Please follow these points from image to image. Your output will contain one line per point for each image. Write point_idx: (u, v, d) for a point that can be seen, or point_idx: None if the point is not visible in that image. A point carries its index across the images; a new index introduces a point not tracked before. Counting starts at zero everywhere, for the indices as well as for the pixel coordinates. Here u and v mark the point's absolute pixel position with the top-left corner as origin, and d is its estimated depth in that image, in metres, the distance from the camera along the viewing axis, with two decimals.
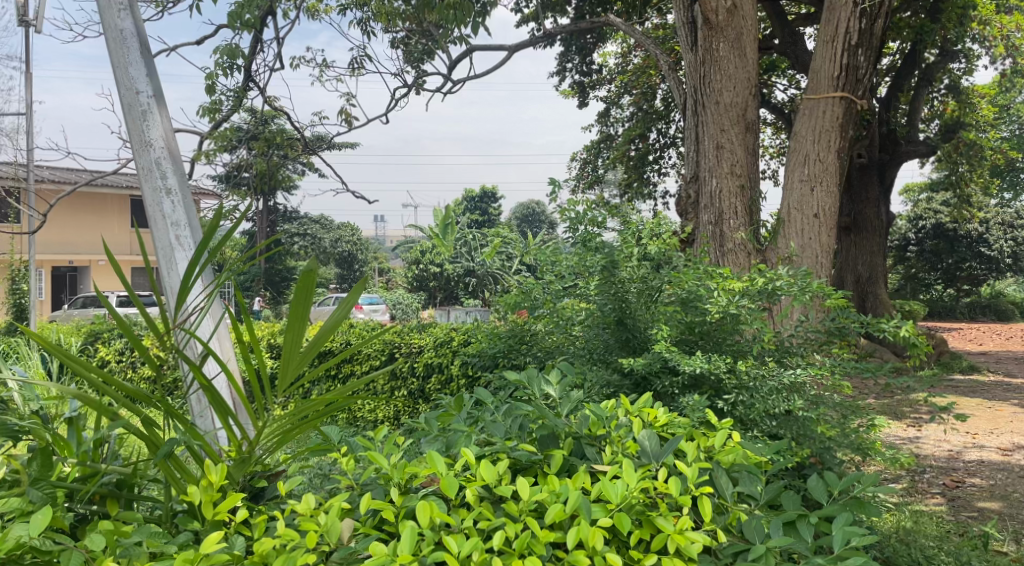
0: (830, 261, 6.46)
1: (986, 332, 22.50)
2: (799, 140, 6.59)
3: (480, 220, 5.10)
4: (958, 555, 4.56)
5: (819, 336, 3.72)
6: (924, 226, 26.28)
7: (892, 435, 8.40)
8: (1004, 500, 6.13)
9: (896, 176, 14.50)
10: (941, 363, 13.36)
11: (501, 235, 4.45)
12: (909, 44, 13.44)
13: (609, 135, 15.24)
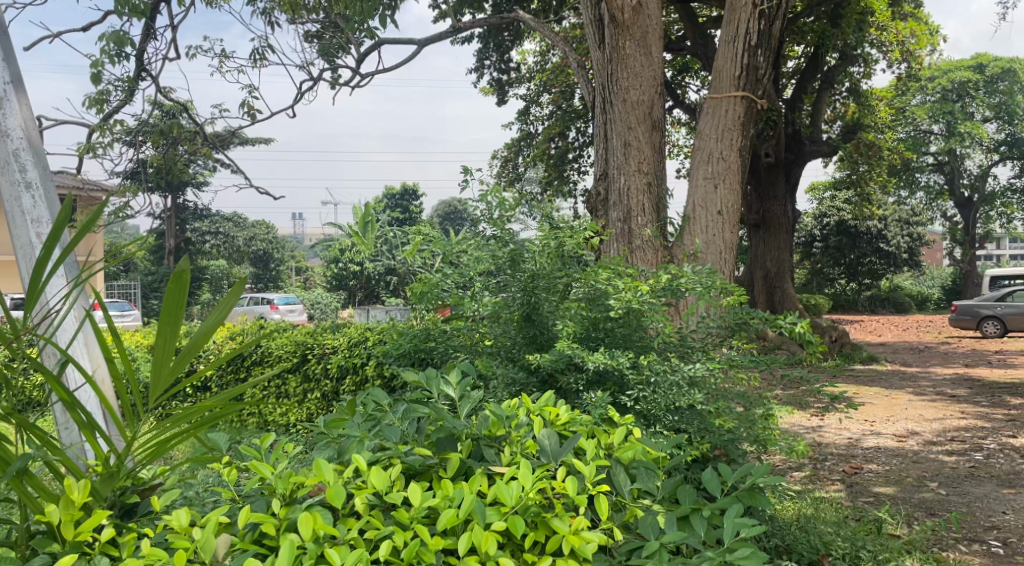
0: (733, 258, 6.62)
1: (885, 324, 23.55)
2: (703, 139, 6.72)
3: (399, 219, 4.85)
4: (854, 540, 4.74)
5: (721, 330, 3.82)
6: (829, 223, 27.42)
7: (797, 425, 8.71)
8: (898, 484, 6.42)
9: (802, 174, 14.84)
10: (843, 354, 13.92)
11: (418, 233, 4.36)
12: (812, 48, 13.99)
13: (529, 134, 15.39)
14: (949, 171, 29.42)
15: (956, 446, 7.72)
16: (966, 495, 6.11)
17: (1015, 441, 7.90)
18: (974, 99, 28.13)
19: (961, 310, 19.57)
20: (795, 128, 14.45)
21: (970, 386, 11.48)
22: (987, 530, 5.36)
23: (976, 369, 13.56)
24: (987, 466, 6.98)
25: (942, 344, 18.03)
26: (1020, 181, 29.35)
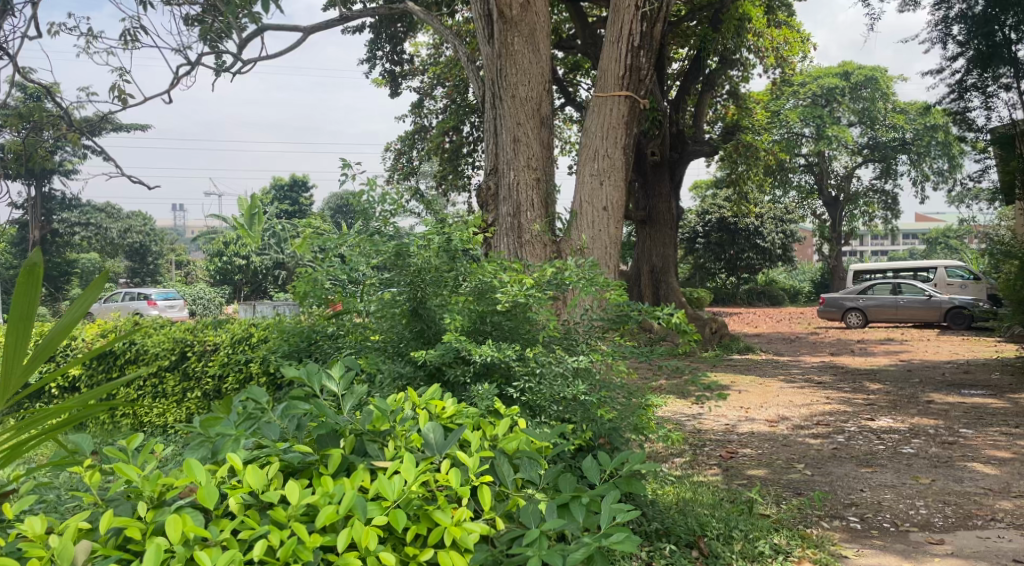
0: (618, 252, 6.79)
1: (761, 316, 24.72)
2: (588, 136, 6.84)
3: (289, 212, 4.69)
4: (728, 521, 4.97)
5: (603, 322, 3.94)
6: (710, 221, 28.82)
7: (678, 413, 9.04)
8: (769, 466, 6.76)
9: (686, 173, 15.29)
10: (722, 345, 14.52)
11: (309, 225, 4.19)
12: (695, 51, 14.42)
13: (423, 127, 15.36)
14: (819, 171, 31.17)
15: (821, 429, 8.20)
16: (829, 475, 6.49)
17: (873, 424, 8.46)
18: (840, 104, 29.87)
19: (828, 302, 20.78)
20: (678, 128, 14.90)
21: (835, 373, 12.22)
22: (846, 507, 5.72)
23: (840, 357, 14.43)
24: (849, 447, 7.45)
25: (811, 334, 19.11)
26: (881, 182, 31.38)
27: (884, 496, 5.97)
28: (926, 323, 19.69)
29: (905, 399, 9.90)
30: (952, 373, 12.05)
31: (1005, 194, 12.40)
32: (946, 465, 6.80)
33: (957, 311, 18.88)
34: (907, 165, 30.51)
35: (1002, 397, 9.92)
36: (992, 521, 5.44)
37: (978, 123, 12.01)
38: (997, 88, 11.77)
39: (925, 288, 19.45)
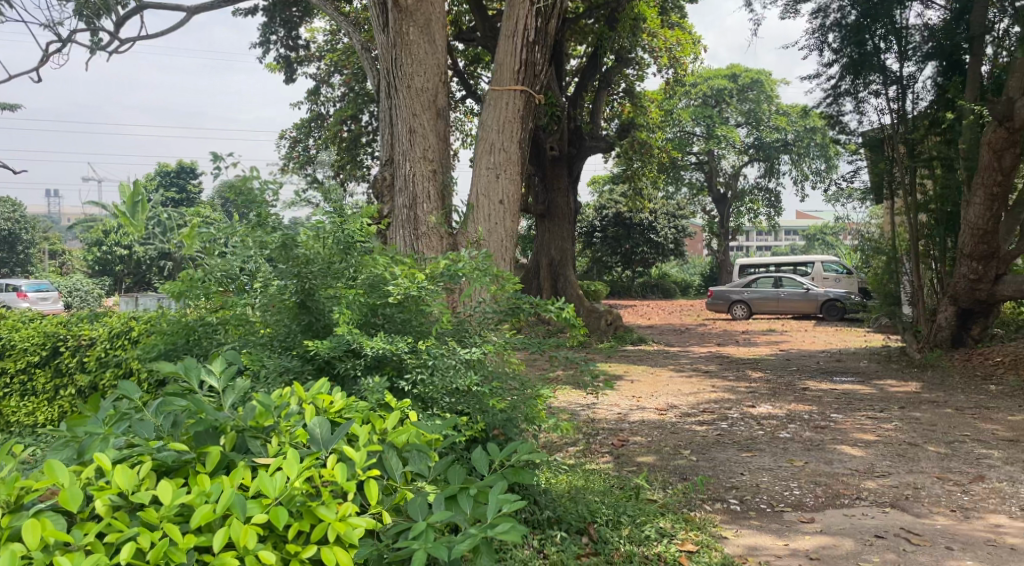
0: (514, 245, 6.83)
1: (654, 309, 25.44)
2: (485, 129, 6.84)
3: (176, 200, 4.46)
4: (617, 507, 5.10)
5: (495, 315, 3.98)
6: (607, 215, 29.40)
7: (572, 403, 9.20)
8: (657, 453, 6.97)
9: (583, 168, 15.48)
10: (616, 336, 14.86)
11: (198, 214, 3.92)
12: (592, 48, 14.75)
13: (320, 115, 15.07)
14: (708, 170, 32.32)
15: (706, 417, 8.51)
16: (713, 460, 6.75)
17: (754, 411, 8.86)
18: (728, 105, 31.02)
19: (716, 295, 21.60)
20: (575, 123, 15.10)
21: (721, 362, 12.71)
22: (728, 490, 5.96)
23: (725, 347, 15.02)
24: (731, 433, 7.78)
25: (699, 325, 19.80)
26: (765, 180, 32.81)
27: (762, 479, 6.25)
28: (804, 315, 20.74)
29: (783, 387, 10.40)
30: (826, 362, 12.73)
31: (874, 194, 13.18)
32: (819, 449, 7.19)
33: (832, 304, 19.97)
34: (788, 165, 32.03)
35: (870, 384, 10.56)
36: (858, 499, 5.79)
37: (850, 126, 12.70)
38: (867, 94, 12.44)
39: (803, 282, 20.48)
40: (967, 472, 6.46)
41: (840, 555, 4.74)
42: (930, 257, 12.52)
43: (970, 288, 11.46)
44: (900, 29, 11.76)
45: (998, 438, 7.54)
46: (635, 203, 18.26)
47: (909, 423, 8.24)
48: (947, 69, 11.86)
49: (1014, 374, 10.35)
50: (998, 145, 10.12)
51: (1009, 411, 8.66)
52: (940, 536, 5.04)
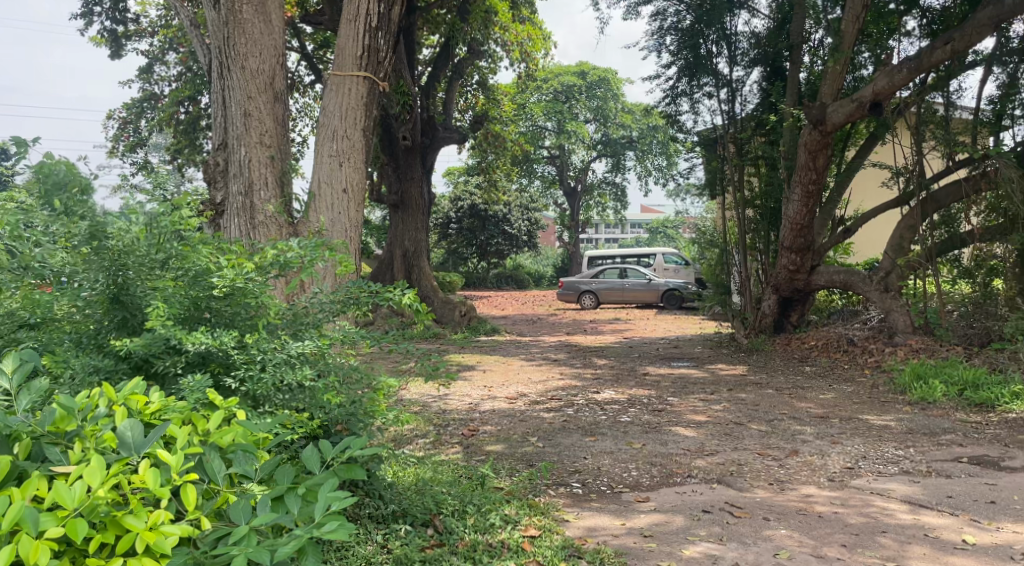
0: (359, 235, 6.69)
1: (508, 299, 25.81)
2: (326, 115, 6.64)
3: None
4: (463, 497, 5.12)
5: (333, 305, 3.87)
6: (462, 206, 29.48)
7: (423, 394, 9.17)
8: (505, 442, 7.05)
9: (436, 159, 15.45)
10: (471, 327, 14.94)
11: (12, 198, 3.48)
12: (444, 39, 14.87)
13: (153, 95, 14.20)
14: (559, 164, 33.08)
15: (554, 404, 8.70)
16: (558, 446, 6.91)
17: (598, 396, 9.16)
18: (577, 101, 31.84)
19: (565, 286, 22.16)
20: (428, 114, 15.03)
21: (569, 351, 13.08)
22: (570, 474, 6.13)
23: (574, 336, 15.45)
24: (576, 419, 8.01)
25: (550, 315, 20.27)
26: (612, 175, 33.98)
27: (603, 462, 6.47)
28: (647, 304, 21.66)
29: (626, 373, 10.82)
30: (664, 348, 13.36)
31: (709, 190, 13.98)
32: (655, 431, 7.52)
33: (671, 293, 20.96)
34: (633, 161, 33.27)
35: (703, 368, 11.18)
36: (689, 477, 6.11)
37: (687, 125, 13.38)
38: (701, 95, 13.14)
39: (646, 272, 21.39)
40: (783, 448, 6.97)
41: (671, 531, 4.98)
42: (756, 250, 13.37)
43: (789, 278, 12.33)
44: (729, 35, 12.55)
45: (812, 415, 8.19)
46: (487, 195, 18.40)
47: (737, 403, 8.79)
48: (771, 74, 12.81)
49: (827, 356, 11.26)
50: (814, 146, 10.85)
51: (821, 390, 9.43)
52: (759, 509, 5.40)
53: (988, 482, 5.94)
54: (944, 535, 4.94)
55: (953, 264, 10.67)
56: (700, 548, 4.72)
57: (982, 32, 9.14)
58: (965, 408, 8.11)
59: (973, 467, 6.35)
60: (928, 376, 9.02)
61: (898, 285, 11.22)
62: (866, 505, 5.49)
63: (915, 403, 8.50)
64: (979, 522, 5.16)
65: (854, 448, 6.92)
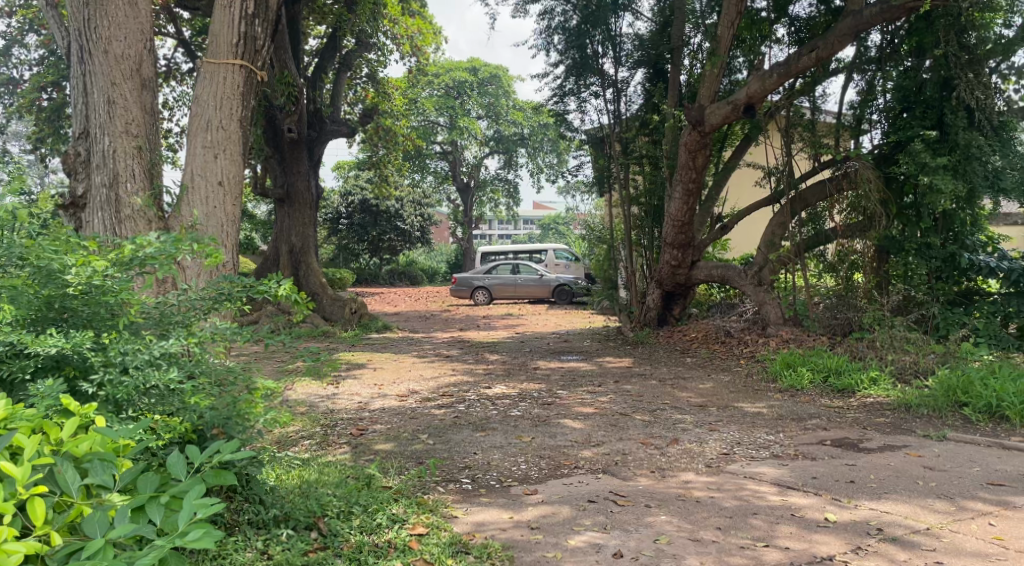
0: (236, 230, 6.45)
1: (400, 296, 25.56)
2: (200, 105, 6.37)
3: None
4: (349, 498, 5.03)
5: (203, 302, 3.72)
6: (353, 201, 28.93)
7: (311, 394, 8.97)
8: (395, 440, 6.98)
9: (323, 153, 15.17)
10: (362, 325, 14.69)
11: None
12: (331, 28, 14.73)
13: (12, 80, 13.28)
14: (452, 159, 32.97)
15: (445, 400, 8.69)
16: (448, 442, 6.90)
17: (489, 392, 9.21)
18: (470, 98, 31.75)
19: (459, 282, 22.14)
20: (315, 106, 14.75)
21: (461, 346, 13.08)
22: (460, 470, 6.13)
23: (466, 332, 15.47)
24: (468, 415, 8.02)
25: (444, 311, 20.19)
26: (505, 171, 34.10)
27: (493, 456, 6.50)
28: (538, 300, 21.92)
29: (517, 367, 10.93)
30: (554, 342, 13.56)
31: (597, 187, 14.33)
32: (545, 424, 7.62)
33: (562, 289, 21.28)
34: (525, 158, 33.51)
35: (592, 361, 11.42)
36: (576, 468, 6.22)
37: (574, 124, 13.63)
38: (588, 94, 13.38)
39: (538, 268, 21.63)
40: (665, 436, 7.20)
41: (556, 522, 5.07)
42: (641, 245, 13.77)
43: (671, 272, 12.75)
44: (614, 36, 12.84)
45: (692, 404, 8.51)
46: (378, 189, 18.14)
47: (622, 395, 9.02)
48: (654, 76, 13.19)
49: (706, 347, 11.72)
50: (694, 147, 11.25)
51: (701, 380, 9.81)
52: (641, 496, 5.57)
53: (848, 463, 6.34)
54: (808, 513, 5.23)
55: (819, 259, 11.34)
56: (585, 538, 4.82)
57: (844, 42, 9.62)
58: (830, 394, 8.62)
59: (835, 449, 6.75)
60: (797, 364, 9.53)
61: (770, 278, 11.68)
62: (740, 488, 5.75)
63: (785, 390, 8.97)
64: (839, 500, 5.49)
65: (730, 435, 7.24)
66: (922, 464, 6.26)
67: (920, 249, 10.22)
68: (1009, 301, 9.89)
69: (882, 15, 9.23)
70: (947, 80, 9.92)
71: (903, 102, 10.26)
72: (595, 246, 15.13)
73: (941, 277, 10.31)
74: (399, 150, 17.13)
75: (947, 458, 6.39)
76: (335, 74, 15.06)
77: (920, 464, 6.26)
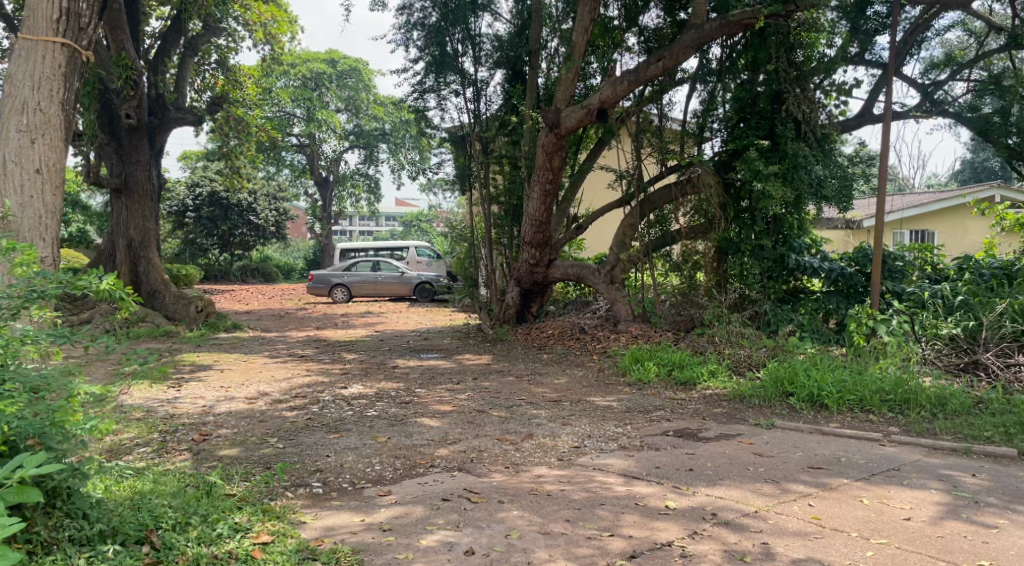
0: (56, 223, 6.00)
1: (253, 293, 24.69)
2: (14, 85, 5.89)
3: None
4: (187, 507, 4.80)
5: (10, 303, 3.55)
6: (200, 193, 27.41)
7: (150, 399, 8.49)
8: (241, 445, 6.71)
9: (165, 142, 14.37)
10: (209, 323, 13.94)
11: None
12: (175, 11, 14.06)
13: None
14: (310, 152, 32.06)
15: (297, 402, 8.44)
16: (298, 445, 6.72)
17: (344, 392, 9.03)
18: (327, 90, 31.04)
19: (317, 278, 21.64)
20: (157, 91, 14.01)
21: (316, 346, 12.76)
22: (311, 474, 5.98)
23: (322, 330, 15.12)
24: (321, 416, 7.83)
25: (299, 309, 19.64)
26: (365, 166, 33.56)
27: (346, 458, 6.38)
28: (399, 297, 21.72)
29: (374, 366, 10.79)
30: (413, 340, 13.47)
31: (459, 184, 14.40)
32: (400, 423, 7.56)
33: (423, 286, 21.20)
34: (385, 153, 32.99)
35: (450, 359, 11.42)
36: (431, 467, 6.22)
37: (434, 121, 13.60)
38: (448, 92, 13.37)
39: (397, 265, 21.44)
40: (520, 432, 7.31)
41: (409, 522, 5.04)
42: (501, 244, 13.89)
43: (530, 271, 12.97)
44: (473, 35, 12.92)
45: (546, 399, 8.68)
46: (229, 181, 17.42)
47: (480, 392, 9.09)
48: (512, 77, 13.31)
49: (561, 344, 12.00)
50: (550, 148, 11.45)
51: (555, 375, 10.03)
52: (493, 492, 5.63)
53: (688, 452, 6.67)
54: (650, 502, 5.47)
55: (665, 259, 11.81)
56: (437, 537, 4.82)
57: (687, 53, 10.10)
58: (674, 387, 9.04)
59: (677, 439, 7.09)
60: (644, 359, 9.92)
61: (622, 277, 12.14)
62: (589, 480, 5.92)
63: (633, 384, 9.33)
64: (679, 488, 5.77)
65: (581, 428, 7.45)
66: (752, 451, 6.68)
67: (754, 251, 10.87)
68: (828, 299, 10.91)
69: (722, 30, 9.78)
70: (778, 94, 10.59)
71: (740, 113, 10.92)
72: (458, 244, 15.22)
73: (772, 276, 11.10)
74: (253, 141, 16.46)
75: (774, 445, 6.85)
76: (179, 59, 14.43)
77: (751, 451, 6.68)
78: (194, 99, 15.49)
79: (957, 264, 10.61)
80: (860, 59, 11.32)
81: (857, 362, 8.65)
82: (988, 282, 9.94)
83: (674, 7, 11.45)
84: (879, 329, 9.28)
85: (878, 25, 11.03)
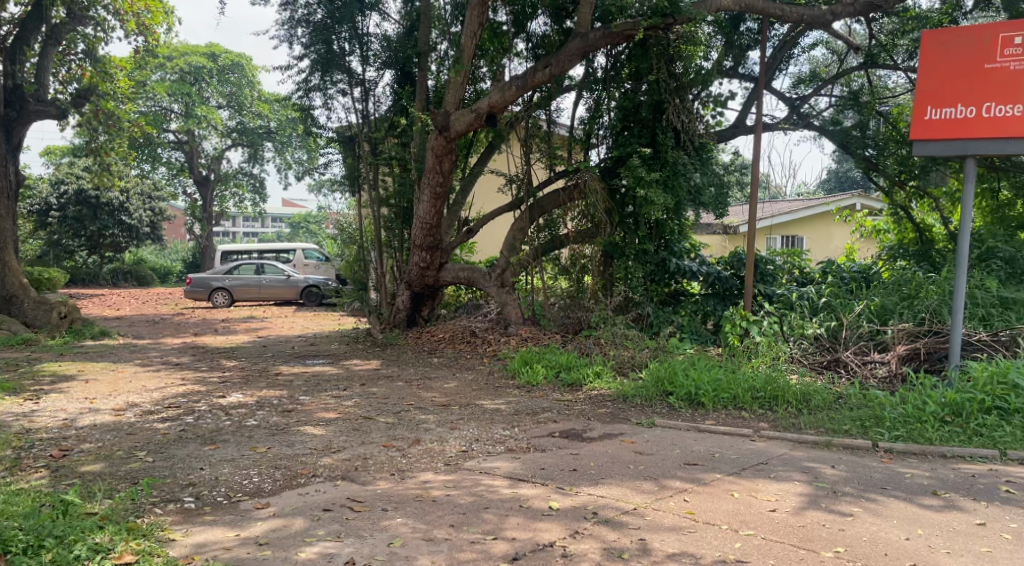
0: None
1: (125, 297, 23.54)
2: None
3: None
4: (40, 530, 4.48)
5: None
6: (66, 192, 25.69)
7: (5, 413, 7.90)
8: (106, 459, 6.33)
9: (24, 136, 13.44)
10: (73, 330, 13.07)
11: None
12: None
13: None
14: (189, 150, 30.74)
15: (170, 412, 8.04)
16: (169, 458, 6.39)
17: (222, 401, 8.67)
18: (207, 85, 29.66)
19: (194, 282, 20.60)
20: (14, 81, 13.13)
21: (192, 353, 12.22)
22: (182, 488, 5.70)
23: (201, 336, 14.50)
24: (195, 427, 7.49)
25: (176, 314, 18.80)
26: (249, 166, 32.65)
27: (221, 471, 6.12)
28: (284, 301, 21.16)
29: (256, 374, 10.42)
30: (299, 345, 13.13)
31: (348, 185, 14.11)
32: (282, 432, 7.32)
33: (310, 290, 20.83)
34: (271, 153, 32.14)
35: (336, 365, 11.16)
36: (313, 477, 6.04)
37: (321, 121, 13.28)
38: (335, 92, 13.12)
39: (283, 268, 20.90)
40: (406, 437, 7.22)
41: (286, 535, 4.87)
42: (391, 246, 13.74)
43: (420, 274, 12.84)
44: (360, 34, 12.68)
45: (434, 404, 8.62)
46: (99, 180, 16.45)
47: (366, 398, 8.93)
48: (401, 78, 13.14)
49: (450, 347, 11.95)
50: (440, 151, 11.38)
51: (444, 379, 9.97)
52: (377, 500, 5.52)
53: (573, 452, 6.75)
54: (534, 503, 5.49)
55: (554, 263, 11.93)
56: (316, 549, 4.68)
57: (573, 60, 10.22)
58: (561, 388, 9.15)
59: (562, 440, 7.16)
60: (532, 361, 10.00)
61: (511, 280, 12.09)
62: (474, 484, 5.90)
63: (521, 386, 9.38)
64: (563, 488, 5.82)
65: (469, 432, 7.42)
66: (634, 449, 6.82)
67: (637, 254, 11.15)
68: (707, 300, 11.27)
69: (605, 39, 9.96)
70: (659, 103, 10.91)
71: (624, 120, 11.22)
72: (346, 247, 15.04)
73: (654, 279, 11.40)
74: (125, 138, 15.62)
75: (654, 443, 7.02)
76: (40, 48, 13.58)
77: (632, 449, 6.82)
78: (58, 90, 14.53)
79: (821, 268, 11.23)
80: (734, 72, 11.83)
81: (731, 361, 9.00)
82: (849, 284, 10.68)
83: (561, 15, 11.51)
84: (752, 329, 9.70)
85: (750, 41, 11.57)
